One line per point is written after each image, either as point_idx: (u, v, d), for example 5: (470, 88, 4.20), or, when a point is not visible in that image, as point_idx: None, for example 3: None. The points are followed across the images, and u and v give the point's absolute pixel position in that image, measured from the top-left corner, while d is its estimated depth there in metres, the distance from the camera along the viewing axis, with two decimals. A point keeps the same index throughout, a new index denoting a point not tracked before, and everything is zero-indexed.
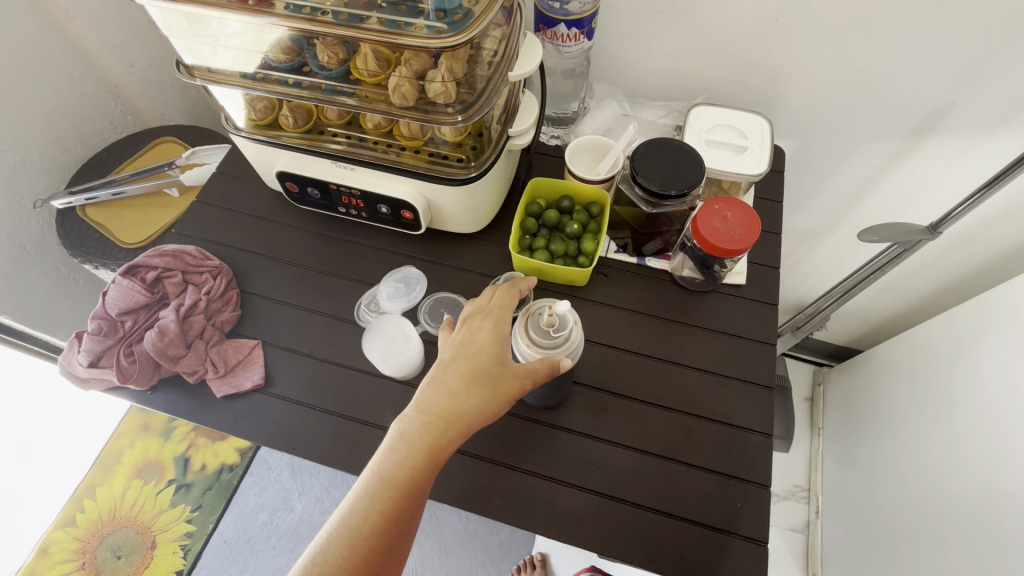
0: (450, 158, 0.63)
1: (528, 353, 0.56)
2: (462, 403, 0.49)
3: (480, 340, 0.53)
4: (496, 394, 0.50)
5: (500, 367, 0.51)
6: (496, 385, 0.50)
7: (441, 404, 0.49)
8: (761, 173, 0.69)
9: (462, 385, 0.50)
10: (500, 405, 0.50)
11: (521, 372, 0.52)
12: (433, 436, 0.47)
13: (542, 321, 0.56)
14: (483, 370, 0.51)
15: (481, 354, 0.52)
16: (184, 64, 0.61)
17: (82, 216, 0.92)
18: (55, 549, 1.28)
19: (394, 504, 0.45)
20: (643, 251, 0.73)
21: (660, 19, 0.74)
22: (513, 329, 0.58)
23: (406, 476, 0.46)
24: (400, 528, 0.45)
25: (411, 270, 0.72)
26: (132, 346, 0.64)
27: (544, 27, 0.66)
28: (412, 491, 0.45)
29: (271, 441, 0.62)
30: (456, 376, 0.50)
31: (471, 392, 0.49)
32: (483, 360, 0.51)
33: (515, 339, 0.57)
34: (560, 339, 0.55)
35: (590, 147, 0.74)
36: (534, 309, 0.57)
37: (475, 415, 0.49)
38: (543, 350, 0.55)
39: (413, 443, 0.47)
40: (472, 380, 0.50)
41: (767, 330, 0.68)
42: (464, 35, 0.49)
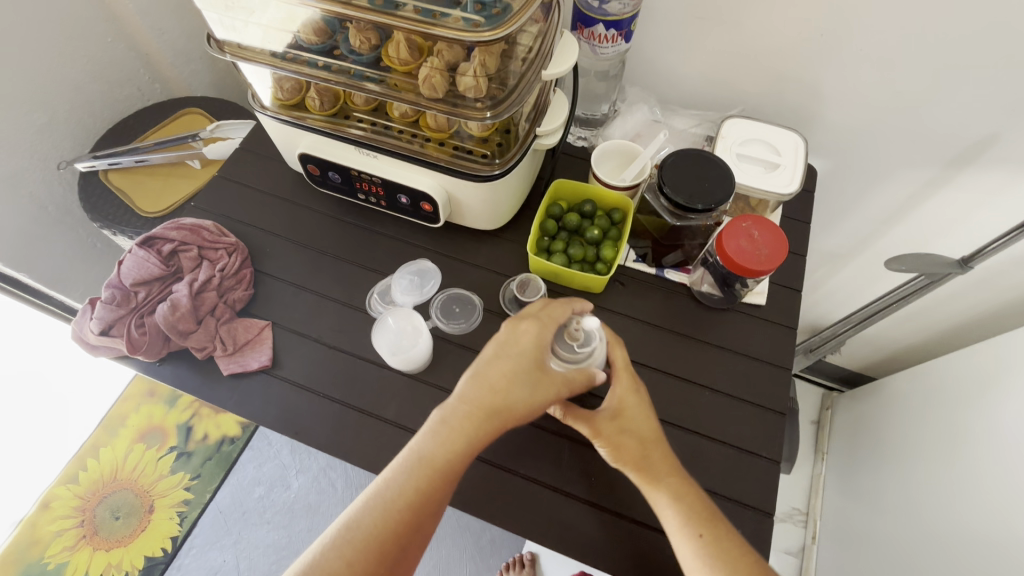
0: (475, 153, 0.62)
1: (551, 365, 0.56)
2: (502, 399, 0.50)
3: (523, 340, 0.52)
4: (534, 396, 0.51)
5: (540, 371, 0.52)
6: (536, 388, 0.51)
7: (482, 398, 0.49)
8: (791, 193, 0.67)
9: (503, 383, 0.50)
10: (536, 407, 0.51)
11: (557, 379, 0.53)
12: (472, 426, 0.49)
13: (567, 334, 0.56)
14: (526, 372, 0.51)
15: (524, 355, 0.51)
16: (214, 38, 0.59)
17: (104, 180, 0.92)
18: (56, 504, 1.31)
19: (428, 485, 0.47)
20: (663, 263, 0.72)
21: (700, 25, 0.72)
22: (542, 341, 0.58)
23: (444, 459, 0.47)
24: (432, 508, 0.47)
25: (425, 263, 0.71)
26: (144, 318, 0.63)
27: (581, 26, 0.63)
28: (447, 475, 0.47)
29: (273, 423, 0.62)
30: (498, 373, 0.50)
31: (511, 390, 0.50)
32: (525, 361, 0.51)
33: None
34: (581, 355, 0.56)
35: (617, 151, 0.73)
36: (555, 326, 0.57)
37: (513, 413, 0.50)
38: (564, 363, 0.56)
39: (452, 430, 0.48)
40: (513, 379, 0.50)
41: (783, 353, 0.66)
42: (501, 31, 0.47)
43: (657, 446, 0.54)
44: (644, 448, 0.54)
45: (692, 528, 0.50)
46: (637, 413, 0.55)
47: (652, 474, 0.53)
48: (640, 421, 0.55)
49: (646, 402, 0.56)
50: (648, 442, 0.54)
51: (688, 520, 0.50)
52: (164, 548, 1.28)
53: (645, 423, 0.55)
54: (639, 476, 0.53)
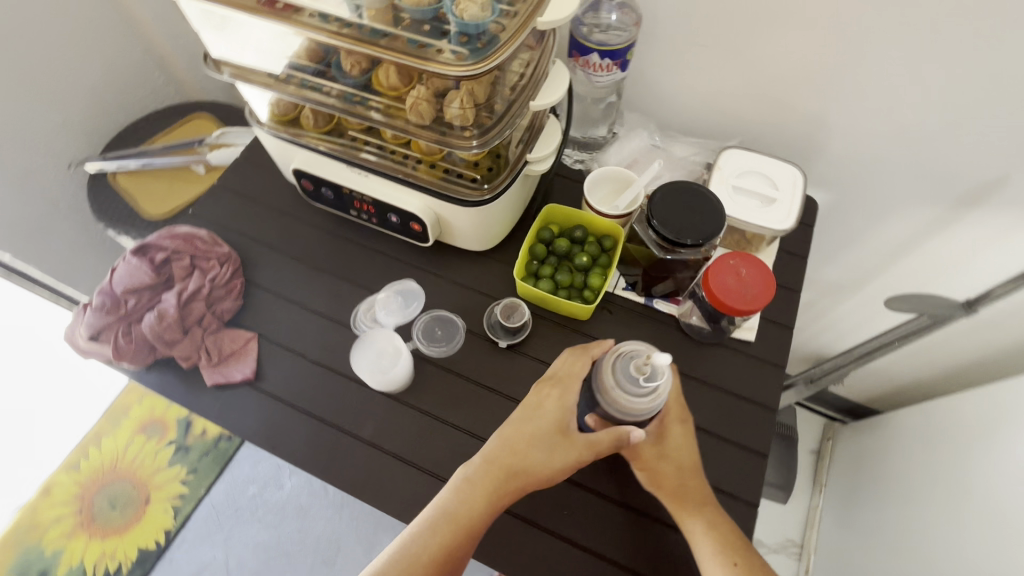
0: (464, 177, 0.63)
1: (609, 392, 0.54)
2: (522, 460, 0.53)
3: (546, 405, 0.56)
4: (552, 459, 0.53)
5: (561, 435, 0.54)
6: (554, 451, 0.53)
7: (505, 458, 0.53)
8: (786, 229, 0.66)
9: (524, 445, 0.54)
10: (555, 471, 0.53)
11: (581, 445, 0.54)
12: (495, 485, 0.52)
13: (634, 366, 0.53)
14: (546, 436, 0.54)
15: (545, 419, 0.55)
16: (210, 57, 0.60)
17: (112, 181, 0.94)
18: (56, 490, 1.34)
19: (452, 541, 0.49)
20: (652, 292, 0.70)
21: (702, 53, 0.71)
22: (603, 366, 0.56)
23: (467, 514, 0.50)
24: (455, 563, 0.49)
25: (410, 283, 0.72)
26: (132, 325, 0.64)
27: (577, 54, 0.62)
28: (470, 530, 0.50)
29: (252, 435, 0.63)
30: (520, 435, 0.54)
31: (530, 451, 0.53)
32: (545, 426, 0.55)
33: (601, 375, 0.56)
34: (645, 391, 0.53)
35: (611, 177, 0.72)
36: (625, 353, 0.55)
37: (532, 474, 0.52)
38: (624, 395, 0.54)
39: (476, 487, 0.52)
40: (533, 442, 0.54)
41: (770, 393, 0.65)
42: (483, 66, 0.47)
43: (696, 476, 0.57)
44: (683, 477, 0.56)
45: (726, 555, 0.52)
46: (680, 444, 0.58)
47: (692, 503, 0.55)
48: (682, 451, 0.58)
49: (690, 433, 0.59)
50: (688, 472, 0.57)
51: (723, 548, 0.52)
52: (157, 541, 1.30)
53: (687, 454, 0.58)
54: (678, 504, 0.55)
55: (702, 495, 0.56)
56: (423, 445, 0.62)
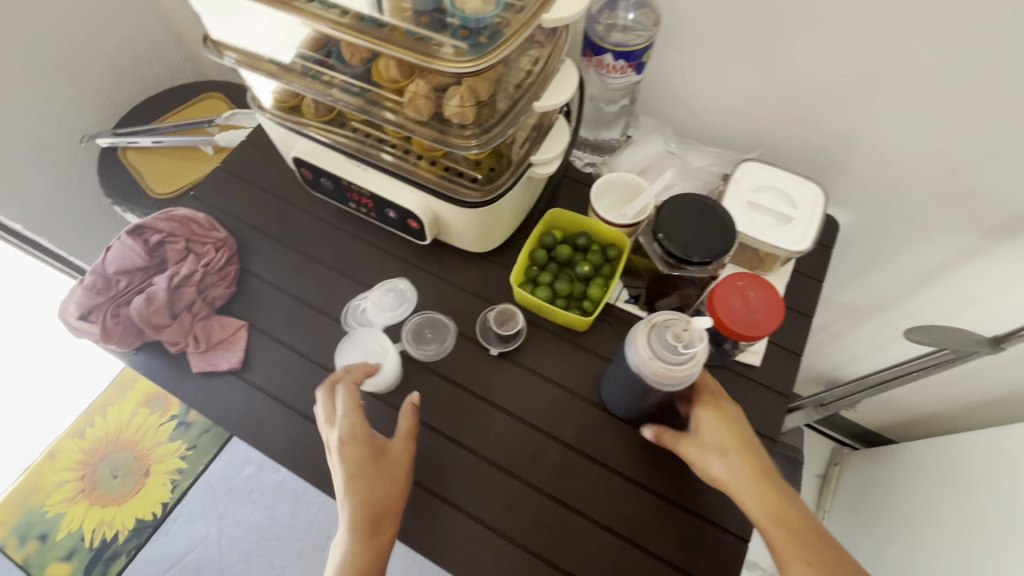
0: (465, 176, 0.61)
1: (645, 364, 0.46)
2: (375, 504, 0.53)
3: (352, 447, 0.54)
4: (392, 480, 0.54)
5: (382, 459, 0.55)
6: (390, 472, 0.55)
7: (359, 509, 0.52)
8: (802, 251, 0.62)
9: (364, 494, 0.52)
10: (401, 485, 0.55)
11: (399, 453, 0.56)
12: (370, 541, 0.51)
13: (671, 334, 0.45)
14: (370, 470, 0.54)
15: (362, 456, 0.54)
16: (211, 39, 0.59)
17: (121, 157, 0.95)
18: (60, 456, 1.37)
19: None
20: (655, 307, 0.67)
21: (724, 58, 0.68)
22: (635, 336, 0.47)
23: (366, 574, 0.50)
24: None
25: (404, 281, 0.70)
26: (121, 307, 0.63)
27: (591, 54, 0.59)
28: None
29: (234, 425, 0.62)
30: (357, 488, 0.53)
31: (374, 491, 0.53)
32: (366, 465, 0.54)
33: (633, 346, 0.48)
34: (686, 360, 0.44)
35: (620, 184, 0.69)
36: (658, 322, 0.47)
37: (388, 505, 0.53)
38: (664, 366, 0.45)
39: (357, 547, 0.51)
40: (370, 486, 0.53)
41: (772, 422, 0.62)
42: (483, 63, 0.44)
43: (750, 457, 0.52)
44: (740, 464, 0.52)
45: (798, 554, 0.48)
46: (721, 427, 0.54)
47: (743, 488, 0.51)
48: (723, 436, 0.54)
49: (730, 416, 0.55)
50: (741, 455, 0.52)
51: (792, 546, 0.48)
52: (153, 512, 1.33)
53: (731, 438, 0.54)
54: (742, 496, 0.51)
55: (756, 480, 0.51)
56: None
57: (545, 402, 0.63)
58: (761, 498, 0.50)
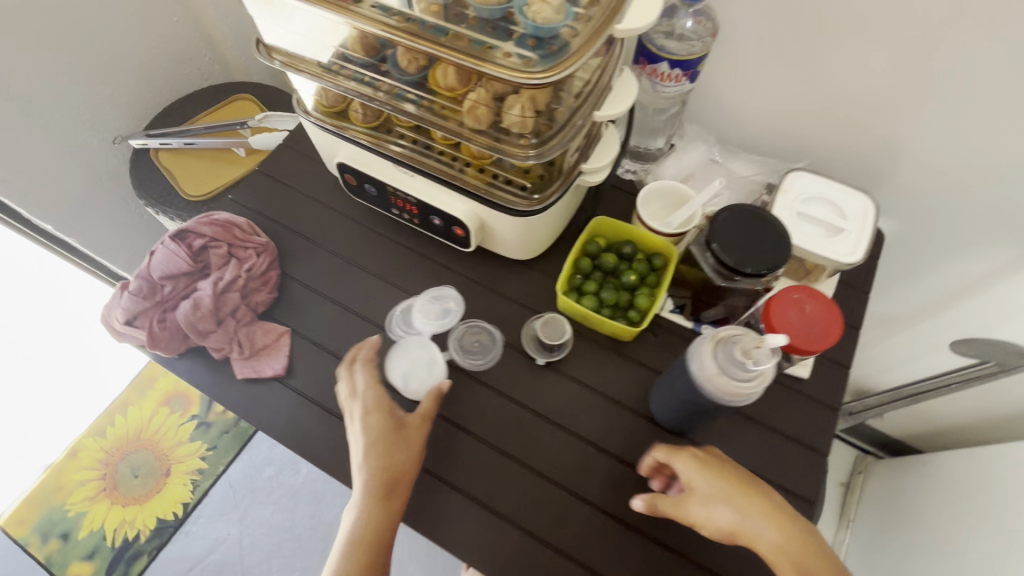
0: (513, 184, 0.60)
1: (712, 379, 0.45)
2: (390, 472, 0.56)
3: (372, 418, 0.58)
4: (408, 452, 0.57)
5: (400, 430, 0.58)
6: (407, 444, 0.58)
7: (373, 476, 0.55)
8: (853, 262, 0.61)
9: (380, 462, 0.56)
10: (416, 457, 0.58)
11: (417, 424, 0.59)
12: (383, 505, 0.55)
13: (739, 350, 0.44)
14: (389, 439, 0.57)
15: (382, 428, 0.58)
16: (263, 43, 0.58)
17: (153, 158, 0.95)
18: (82, 455, 1.38)
19: (367, 556, 0.55)
20: (701, 317, 0.67)
21: (772, 65, 0.67)
22: (700, 351, 0.47)
23: (373, 533, 0.55)
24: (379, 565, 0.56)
25: (452, 290, 0.68)
26: (167, 313, 0.63)
27: (645, 62, 0.59)
28: (379, 542, 0.55)
29: (278, 432, 0.62)
30: (373, 455, 0.56)
31: (390, 460, 0.56)
32: (385, 434, 0.57)
33: (697, 360, 0.47)
34: (755, 377, 0.44)
35: (666, 193, 0.69)
36: (724, 337, 0.46)
37: (402, 475, 0.56)
38: (731, 382, 0.44)
39: (369, 509, 0.55)
40: (386, 454, 0.56)
41: (822, 436, 0.61)
42: (552, 75, 0.43)
43: (757, 496, 0.52)
44: (750, 505, 0.51)
45: None
46: (716, 469, 0.53)
47: (756, 539, 0.50)
48: (725, 491, 0.52)
49: (721, 468, 0.53)
50: (747, 493, 0.52)
51: None
52: (174, 513, 1.33)
53: (731, 491, 0.52)
54: (760, 536, 0.50)
55: (769, 530, 0.50)
56: (453, 460, 0.60)
57: (592, 413, 0.62)
58: (780, 533, 0.50)
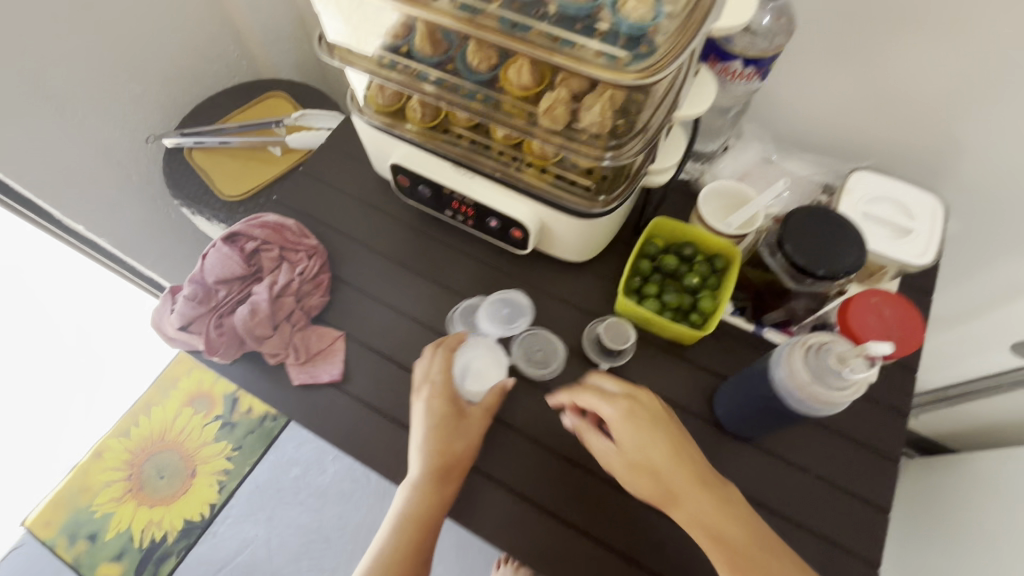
0: (576, 185, 0.58)
1: (801, 387, 0.44)
2: (446, 458, 0.57)
3: (436, 404, 0.59)
4: (466, 441, 0.59)
5: (461, 420, 0.59)
6: (466, 434, 0.59)
7: (430, 461, 0.57)
8: (923, 263, 0.60)
9: (439, 448, 0.57)
10: (473, 447, 0.59)
11: (478, 416, 0.60)
12: (438, 489, 0.57)
13: (832, 357, 0.43)
14: (450, 427, 0.58)
15: (444, 416, 0.59)
16: (325, 39, 0.56)
17: (187, 157, 0.92)
18: (107, 455, 1.35)
19: (414, 533, 0.57)
20: (763, 320, 0.65)
21: (834, 62, 0.65)
22: (786, 357, 0.46)
23: (424, 513, 0.56)
24: (425, 544, 0.58)
25: (525, 297, 0.68)
26: (223, 318, 0.63)
27: (715, 59, 0.57)
28: (428, 523, 0.57)
29: (337, 439, 0.61)
30: (432, 439, 0.58)
31: (448, 447, 0.58)
32: (446, 422, 0.58)
33: (783, 367, 0.46)
34: (849, 385, 0.43)
35: (726, 193, 0.67)
36: (814, 344, 0.45)
37: (458, 464, 0.58)
38: (823, 390, 0.43)
39: (424, 491, 0.56)
40: (446, 439, 0.58)
41: (893, 442, 0.59)
42: (647, 77, 0.42)
43: (684, 457, 0.53)
44: (679, 466, 0.52)
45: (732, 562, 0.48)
46: (650, 428, 0.54)
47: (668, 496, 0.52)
48: (646, 448, 0.53)
49: (654, 426, 0.54)
50: (680, 458, 0.53)
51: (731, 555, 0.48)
52: (201, 513, 1.30)
53: (653, 449, 0.53)
54: (687, 501, 0.51)
55: (675, 488, 0.51)
56: (515, 466, 0.60)
57: None
58: (706, 500, 0.51)
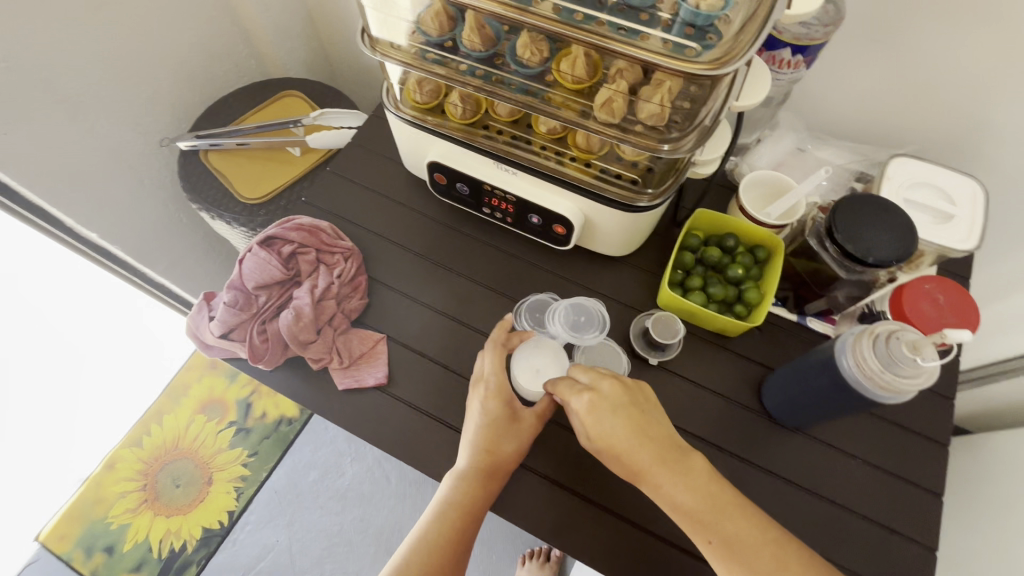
0: (621, 178, 0.57)
1: (870, 375, 0.46)
2: (494, 457, 0.55)
3: (489, 406, 0.57)
4: (516, 444, 0.56)
5: (512, 421, 0.57)
6: (517, 436, 0.57)
7: (479, 457, 0.55)
8: (966, 249, 0.60)
9: (488, 447, 0.55)
10: (522, 450, 0.56)
11: (531, 420, 0.58)
12: (483, 486, 0.55)
13: (903, 346, 0.44)
14: (502, 427, 0.56)
15: (495, 418, 0.56)
16: (368, 34, 0.55)
17: (204, 160, 0.90)
18: (120, 466, 1.32)
19: (456, 528, 0.55)
20: (805, 309, 0.66)
21: (872, 49, 0.64)
22: (853, 347, 0.47)
23: (466, 508, 0.54)
24: (462, 542, 0.55)
25: (603, 309, 0.65)
26: (265, 324, 0.63)
27: (763, 49, 0.59)
28: (470, 517, 0.55)
29: (387, 445, 0.60)
30: (481, 436, 0.56)
31: (497, 446, 0.55)
32: (499, 424, 0.56)
33: (851, 356, 0.47)
34: (922, 372, 0.44)
35: (768, 183, 0.67)
36: (882, 333, 0.46)
37: (506, 464, 0.55)
38: (896, 378, 0.44)
39: (469, 485, 0.54)
40: (496, 439, 0.56)
41: (940, 426, 0.60)
42: (718, 67, 0.41)
43: (650, 437, 0.50)
44: (642, 446, 0.49)
45: (698, 534, 0.47)
46: (614, 412, 0.51)
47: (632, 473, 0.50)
48: (609, 429, 0.50)
49: (618, 407, 0.51)
50: (643, 438, 0.49)
51: (696, 526, 0.47)
52: (220, 521, 1.27)
53: (618, 431, 0.50)
54: (656, 481, 0.48)
55: (643, 469, 0.49)
56: (570, 465, 0.59)
57: (708, 413, 0.61)
58: (673, 480, 0.48)
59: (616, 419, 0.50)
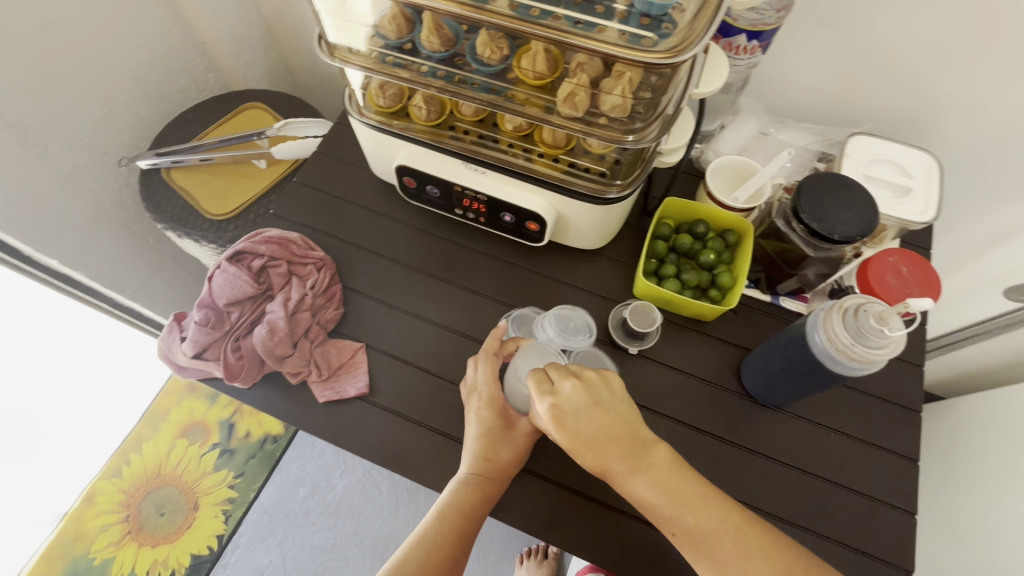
0: (590, 171, 0.58)
1: (841, 349, 0.47)
2: (493, 464, 0.55)
3: (483, 414, 0.57)
4: (514, 451, 0.56)
5: (508, 429, 0.57)
6: (515, 444, 0.57)
7: (478, 463, 0.55)
8: (925, 221, 0.62)
9: (488, 455, 0.55)
10: (519, 458, 0.56)
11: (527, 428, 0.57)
12: (483, 491, 0.54)
13: (871, 318, 0.45)
14: (499, 435, 0.57)
15: (492, 427, 0.56)
16: (325, 41, 0.54)
17: (166, 178, 0.88)
18: (100, 498, 1.28)
19: (454, 534, 0.53)
20: (778, 289, 0.67)
21: (825, 32, 0.66)
22: (824, 322, 0.48)
23: (466, 513, 0.53)
24: (460, 549, 0.54)
25: (587, 315, 0.62)
26: (239, 340, 0.61)
27: (720, 36, 0.61)
28: (469, 523, 0.53)
29: (374, 454, 0.59)
30: (478, 444, 0.56)
31: (496, 453, 0.55)
32: (495, 432, 0.56)
33: (823, 331, 0.48)
34: (890, 342, 0.45)
35: (732, 168, 0.68)
36: (851, 307, 0.47)
37: (505, 472, 0.55)
38: (866, 350, 0.46)
39: (469, 491, 0.54)
40: (494, 446, 0.56)
41: (912, 393, 0.62)
42: (674, 56, 0.42)
43: (621, 436, 0.49)
44: (608, 446, 0.49)
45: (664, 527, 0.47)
46: (584, 415, 0.50)
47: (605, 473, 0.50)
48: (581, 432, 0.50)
49: (592, 411, 0.50)
50: (608, 441, 0.49)
51: (663, 518, 0.48)
52: (210, 546, 1.24)
53: (590, 433, 0.50)
54: (622, 476, 0.49)
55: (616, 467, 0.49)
56: (558, 460, 0.60)
57: (691, 397, 0.62)
58: (637, 475, 0.48)
59: (591, 424, 0.50)
